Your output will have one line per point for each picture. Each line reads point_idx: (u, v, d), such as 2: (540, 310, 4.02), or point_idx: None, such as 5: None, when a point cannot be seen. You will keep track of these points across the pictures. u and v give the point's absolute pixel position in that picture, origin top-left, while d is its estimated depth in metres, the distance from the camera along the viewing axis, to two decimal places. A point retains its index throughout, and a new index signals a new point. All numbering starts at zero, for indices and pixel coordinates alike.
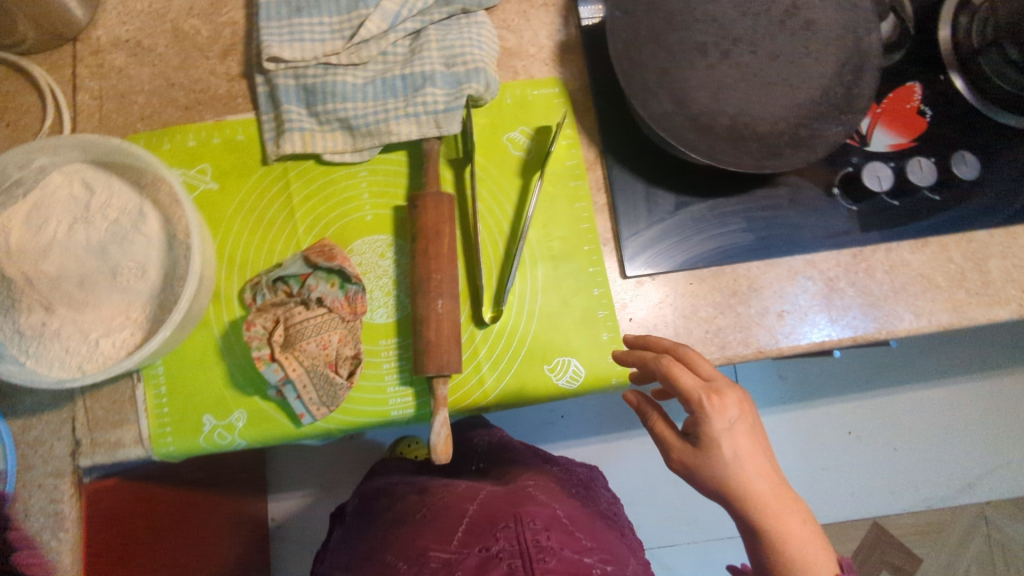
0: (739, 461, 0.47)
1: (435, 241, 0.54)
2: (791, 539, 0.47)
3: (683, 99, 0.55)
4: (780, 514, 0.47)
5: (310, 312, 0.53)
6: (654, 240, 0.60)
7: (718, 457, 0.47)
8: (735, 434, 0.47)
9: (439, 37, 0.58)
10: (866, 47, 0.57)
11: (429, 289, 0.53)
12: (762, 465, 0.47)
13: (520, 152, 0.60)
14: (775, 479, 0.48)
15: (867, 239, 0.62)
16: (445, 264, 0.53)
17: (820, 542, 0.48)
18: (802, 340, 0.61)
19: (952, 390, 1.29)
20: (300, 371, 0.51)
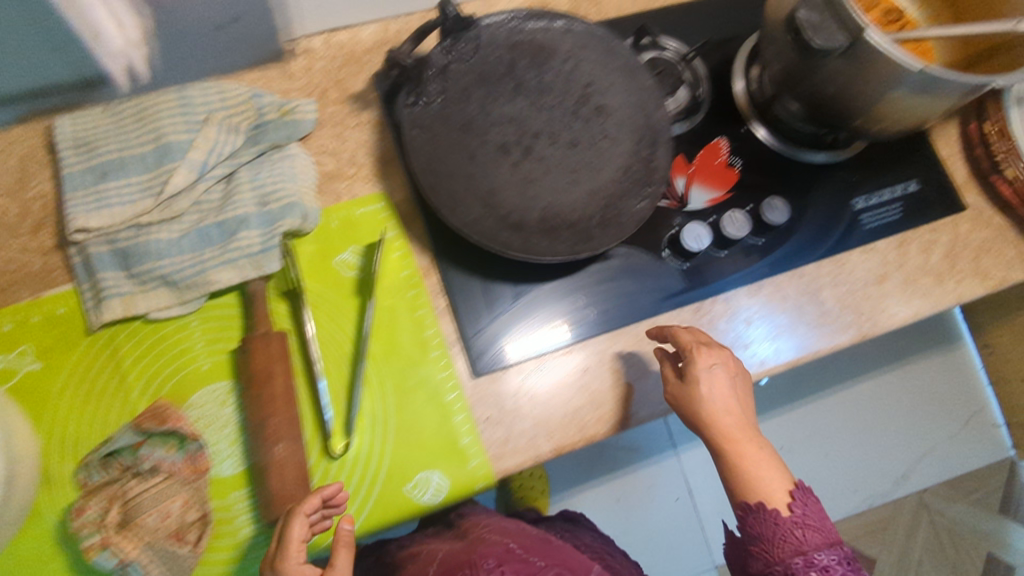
0: (714, 397, 0.56)
1: (266, 385, 0.53)
2: (749, 466, 0.56)
3: (492, 201, 0.57)
4: (737, 441, 0.56)
5: (146, 483, 0.52)
6: (498, 334, 0.61)
7: (695, 390, 0.56)
8: (714, 375, 0.56)
9: (252, 177, 0.59)
10: (656, 122, 0.61)
11: (267, 435, 0.53)
12: (732, 403, 0.56)
13: (353, 272, 0.61)
14: (742, 417, 0.57)
15: (704, 294, 0.64)
16: (281, 406, 0.53)
17: (777, 468, 0.56)
18: (659, 405, 0.61)
19: (867, 390, 1.37)
20: (141, 549, 0.52)
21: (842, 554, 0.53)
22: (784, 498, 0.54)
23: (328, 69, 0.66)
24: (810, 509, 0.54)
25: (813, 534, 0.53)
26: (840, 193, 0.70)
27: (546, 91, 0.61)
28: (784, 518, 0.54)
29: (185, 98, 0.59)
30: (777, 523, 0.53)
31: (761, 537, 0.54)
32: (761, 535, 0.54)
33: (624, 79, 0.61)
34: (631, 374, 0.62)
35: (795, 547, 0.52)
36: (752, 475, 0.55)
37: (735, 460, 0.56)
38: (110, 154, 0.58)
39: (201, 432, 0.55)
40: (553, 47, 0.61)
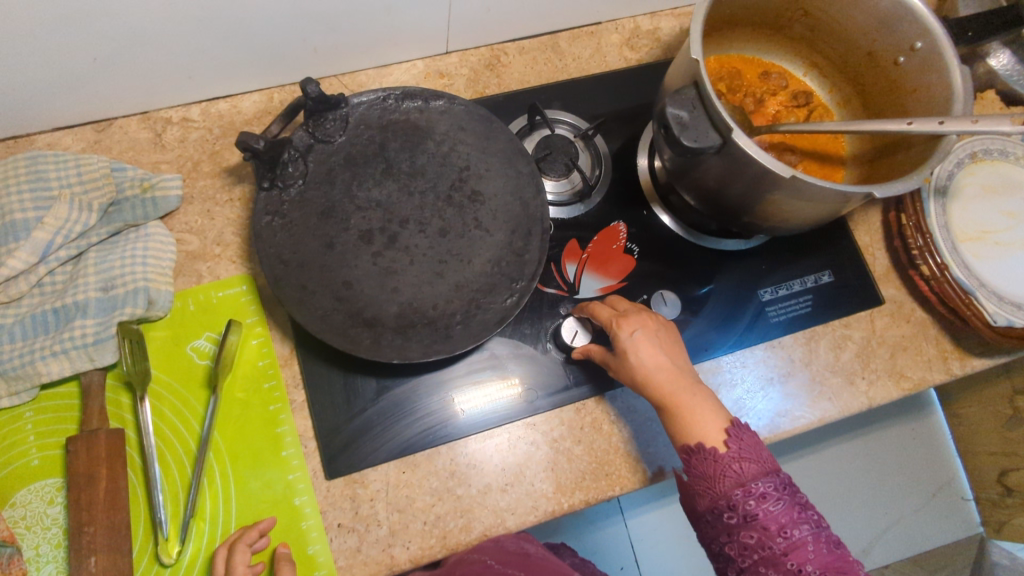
0: (644, 360, 0.53)
1: (88, 490, 0.49)
2: (686, 414, 0.51)
3: (346, 294, 0.53)
4: (675, 394, 0.52)
5: None
6: (359, 432, 0.56)
7: (624, 359, 0.54)
8: (638, 341, 0.54)
9: (99, 259, 0.56)
10: (534, 210, 0.57)
11: (81, 547, 0.48)
12: (662, 360, 0.53)
13: (206, 361, 0.57)
14: (676, 369, 0.53)
15: (587, 393, 0.60)
16: (100, 515, 0.49)
17: (711, 407, 0.52)
18: (531, 514, 0.57)
19: (837, 453, 1.17)
20: None
21: (780, 481, 0.48)
22: (721, 435, 0.50)
23: (203, 140, 0.63)
24: (748, 443, 0.50)
25: (751, 465, 0.49)
26: (745, 284, 0.65)
27: (417, 174, 0.57)
28: (724, 453, 0.49)
29: (37, 172, 0.57)
30: (716, 459, 0.49)
31: (703, 476, 0.50)
32: (704, 477, 0.50)
33: (502, 163, 0.58)
34: (503, 478, 0.57)
35: (734, 480, 0.48)
36: (692, 424, 0.51)
37: (677, 412, 0.52)
38: None
39: (20, 535, 0.51)
40: (429, 127, 0.58)
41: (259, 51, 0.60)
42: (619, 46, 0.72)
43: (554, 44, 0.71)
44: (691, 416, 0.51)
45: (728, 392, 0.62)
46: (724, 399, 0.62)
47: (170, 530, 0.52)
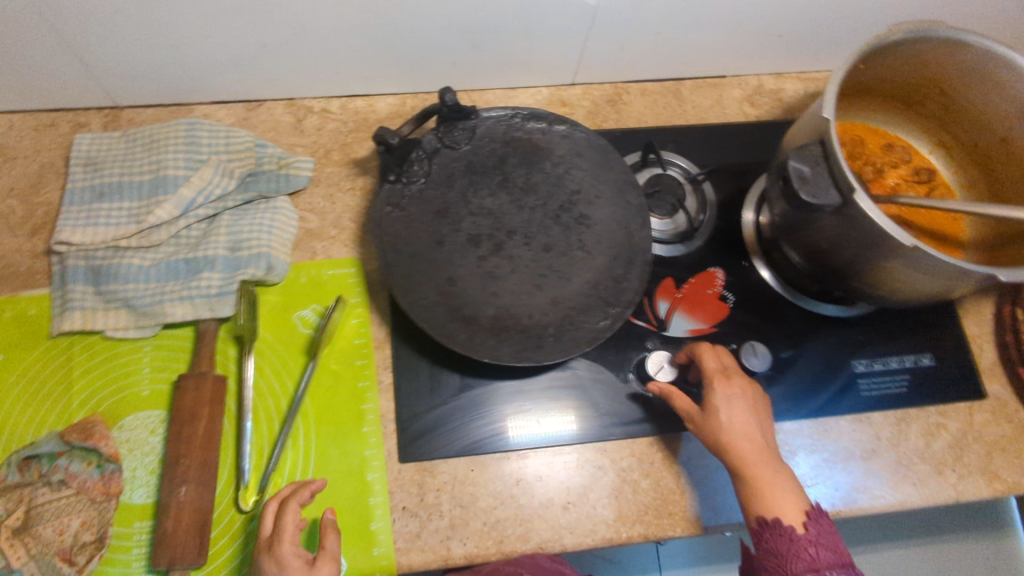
0: (731, 424, 0.53)
1: (190, 425, 0.54)
2: (766, 488, 0.51)
3: (448, 290, 0.56)
4: (756, 466, 0.51)
5: (54, 494, 0.53)
6: (434, 422, 0.59)
7: (714, 419, 0.53)
8: (730, 402, 0.54)
9: (231, 222, 0.61)
10: (637, 241, 0.58)
11: (175, 475, 0.53)
12: (751, 429, 0.53)
13: (309, 331, 0.61)
14: (761, 441, 0.53)
15: (662, 429, 0.60)
16: (197, 450, 0.53)
17: (791, 487, 0.51)
18: (588, 536, 0.57)
19: None
20: (26, 559, 0.50)
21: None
22: (800, 517, 0.49)
23: (337, 131, 0.68)
24: (827, 532, 0.49)
25: (826, 553, 0.48)
26: (838, 351, 0.64)
27: (531, 190, 0.60)
28: (803, 535, 0.49)
29: (192, 137, 0.63)
30: (791, 539, 0.49)
31: (774, 553, 0.49)
32: (774, 554, 0.49)
33: (613, 192, 0.60)
34: (565, 496, 0.58)
35: (807, 565, 0.47)
36: (770, 501, 0.50)
37: (755, 485, 0.51)
38: (112, 176, 0.61)
39: (123, 456, 0.56)
40: (549, 148, 0.61)
41: (405, 58, 0.65)
42: (739, 101, 0.74)
43: (676, 91, 0.73)
44: (771, 491, 0.50)
45: (806, 455, 0.61)
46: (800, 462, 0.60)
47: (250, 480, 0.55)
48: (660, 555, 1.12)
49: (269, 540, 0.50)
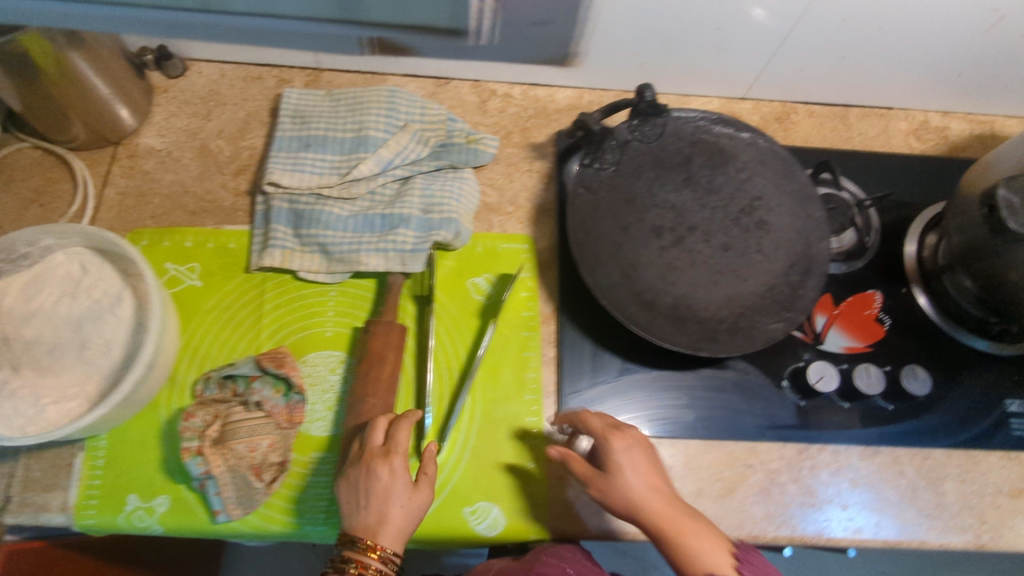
0: (631, 482, 0.51)
1: (378, 366, 0.56)
2: (689, 549, 0.49)
3: (631, 274, 0.58)
4: (675, 524, 0.50)
5: (247, 413, 0.55)
6: (596, 400, 0.61)
7: (619, 480, 0.52)
8: (630, 456, 0.52)
9: (424, 186, 0.64)
10: (816, 253, 0.60)
11: (361, 413, 0.55)
12: (657, 482, 0.52)
13: (481, 297, 0.64)
14: (667, 496, 0.52)
15: (814, 437, 0.61)
16: (382, 390, 0.56)
17: (717, 540, 0.50)
18: (735, 530, 0.58)
19: None
20: (223, 469, 0.54)
21: None
22: (732, 562, 0.49)
23: (518, 115, 0.71)
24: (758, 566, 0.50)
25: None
26: (992, 388, 0.64)
27: (714, 191, 0.62)
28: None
29: (392, 102, 0.67)
30: None
31: None
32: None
33: (793, 203, 0.62)
34: (713, 489, 0.59)
35: None
36: (687, 556, 0.49)
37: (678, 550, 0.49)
38: (317, 130, 0.65)
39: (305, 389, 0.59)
40: (733, 153, 0.64)
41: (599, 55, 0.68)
42: (905, 133, 0.75)
43: (843, 116, 0.76)
44: (689, 542, 0.49)
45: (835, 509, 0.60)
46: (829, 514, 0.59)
47: (430, 429, 0.58)
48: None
49: (380, 449, 0.52)
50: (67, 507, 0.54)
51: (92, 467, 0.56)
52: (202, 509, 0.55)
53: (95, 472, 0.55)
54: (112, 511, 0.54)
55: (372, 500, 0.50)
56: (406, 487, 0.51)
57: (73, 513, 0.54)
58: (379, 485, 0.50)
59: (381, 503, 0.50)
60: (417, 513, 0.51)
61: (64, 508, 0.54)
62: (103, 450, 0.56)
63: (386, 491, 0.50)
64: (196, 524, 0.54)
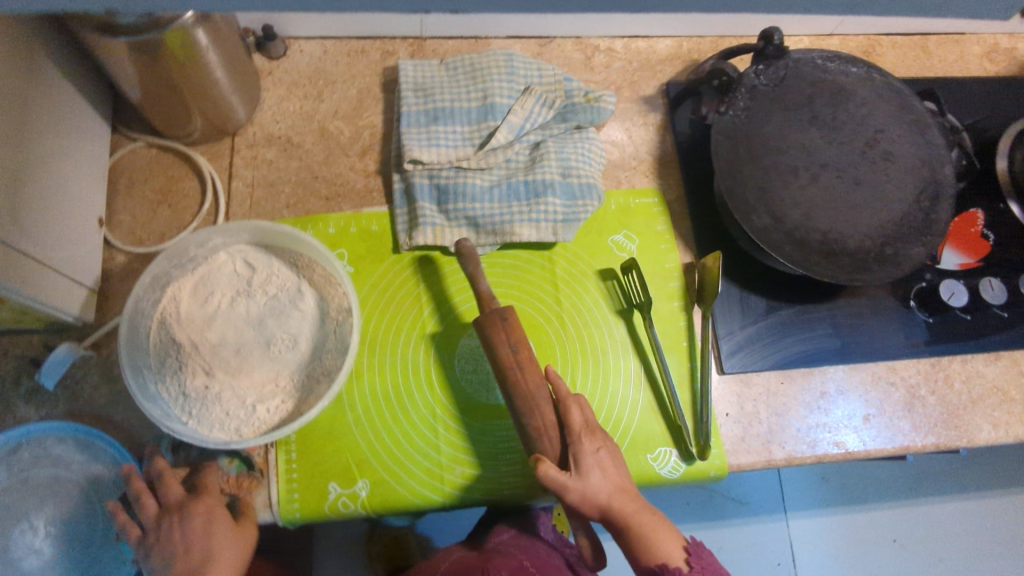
0: (608, 484, 0.52)
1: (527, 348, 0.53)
2: (645, 539, 0.53)
3: (779, 216, 0.61)
4: (635, 518, 0.53)
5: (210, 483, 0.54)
6: (748, 340, 0.64)
7: (590, 483, 0.52)
8: (603, 461, 0.52)
9: (557, 149, 0.64)
10: (940, 178, 0.63)
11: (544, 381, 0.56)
12: (620, 480, 0.53)
13: (624, 253, 0.65)
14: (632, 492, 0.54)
15: (945, 350, 0.66)
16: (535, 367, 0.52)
17: (668, 528, 0.55)
18: (888, 444, 0.63)
19: None
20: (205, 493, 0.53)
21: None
22: (683, 555, 0.54)
23: (624, 69, 0.72)
24: (706, 560, 0.55)
25: None
26: None
27: (839, 128, 0.64)
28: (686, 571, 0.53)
29: (511, 66, 0.66)
30: None
31: None
32: None
33: (913, 133, 0.65)
34: (863, 408, 0.64)
35: None
36: (652, 548, 0.53)
37: (644, 541, 0.53)
38: (443, 102, 0.64)
39: (476, 359, 0.60)
40: (851, 90, 0.66)
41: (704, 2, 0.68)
42: (979, 57, 0.79)
43: (923, 45, 0.78)
44: (657, 540, 0.53)
45: (909, 425, 0.63)
46: (897, 432, 0.63)
47: (609, 388, 0.62)
48: (785, 497, 1.13)
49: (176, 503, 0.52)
50: (272, 505, 0.54)
51: (286, 461, 0.56)
52: (403, 487, 0.56)
53: (291, 465, 0.55)
54: (317, 502, 0.55)
55: (189, 545, 0.50)
56: (221, 524, 0.52)
57: (279, 509, 0.54)
58: (193, 527, 0.51)
59: (201, 543, 0.50)
60: (241, 548, 0.52)
61: (270, 505, 0.54)
62: (295, 444, 0.56)
63: (205, 527, 0.51)
64: (402, 502, 0.55)
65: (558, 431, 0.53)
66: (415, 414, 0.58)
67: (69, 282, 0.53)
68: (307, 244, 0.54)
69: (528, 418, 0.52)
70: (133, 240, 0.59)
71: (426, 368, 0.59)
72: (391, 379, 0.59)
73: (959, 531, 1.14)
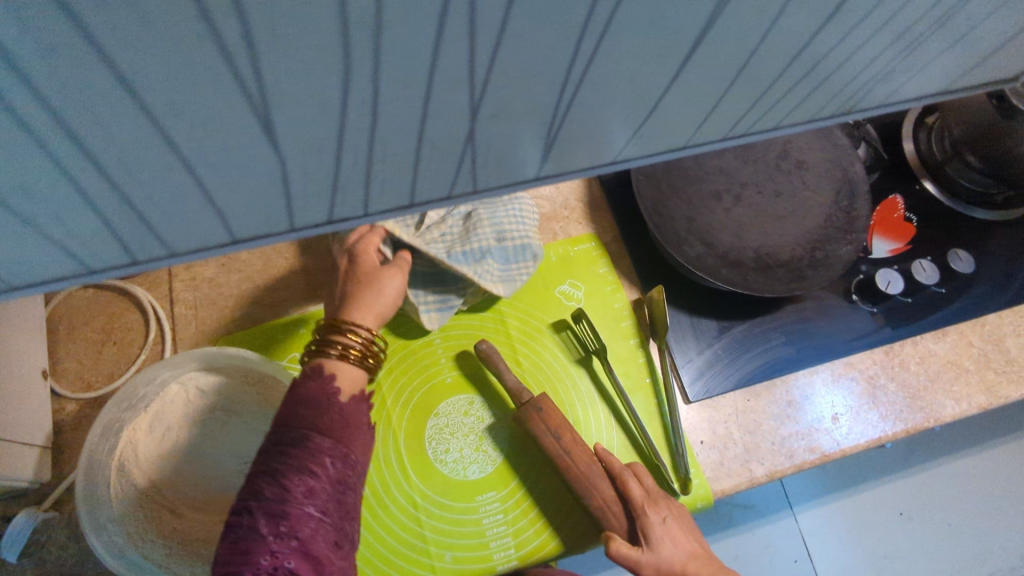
0: (677, 551, 0.51)
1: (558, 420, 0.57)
2: None
3: (710, 241, 0.63)
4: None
5: None
6: (707, 364, 0.65)
7: (661, 551, 0.50)
8: (670, 527, 0.51)
9: (490, 214, 0.63)
10: (853, 176, 0.66)
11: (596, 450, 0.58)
12: (690, 542, 0.52)
13: (573, 302, 0.67)
14: (705, 554, 0.52)
15: (895, 336, 0.68)
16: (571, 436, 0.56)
17: None
18: (861, 439, 0.64)
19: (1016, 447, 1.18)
20: None
21: None
22: None
23: None
24: None
25: None
26: (1014, 248, 0.73)
27: (749, 146, 0.67)
28: None
29: None
30: None
31: None
32: None
33: (819, 138, 0.68)
34: (830, 408, 0.65)
35: None
36: None
37: None
38: None
39: (447, 438, 0.60)
40: None
41: None
42: None
43: None
44: None
45: (876, 416, 0.65)
46: (866, 425, 0.65)
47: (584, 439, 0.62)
48: (787, 494, 1.13)
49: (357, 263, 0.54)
50: None
51: None
52: None
53: None
54: None
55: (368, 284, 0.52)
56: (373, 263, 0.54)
57: None
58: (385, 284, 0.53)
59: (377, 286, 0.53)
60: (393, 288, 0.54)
61: None
62: None
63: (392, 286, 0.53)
64: None
65: (621, 506, 0.54)
66: (405, 503, 0.58)
67: (21, 447, 0.52)
68: (241, 361, 0.54)
69: (587, 497, 0.54)
70: (81, 387, 0.58)
71: (400, 456, 0.59)
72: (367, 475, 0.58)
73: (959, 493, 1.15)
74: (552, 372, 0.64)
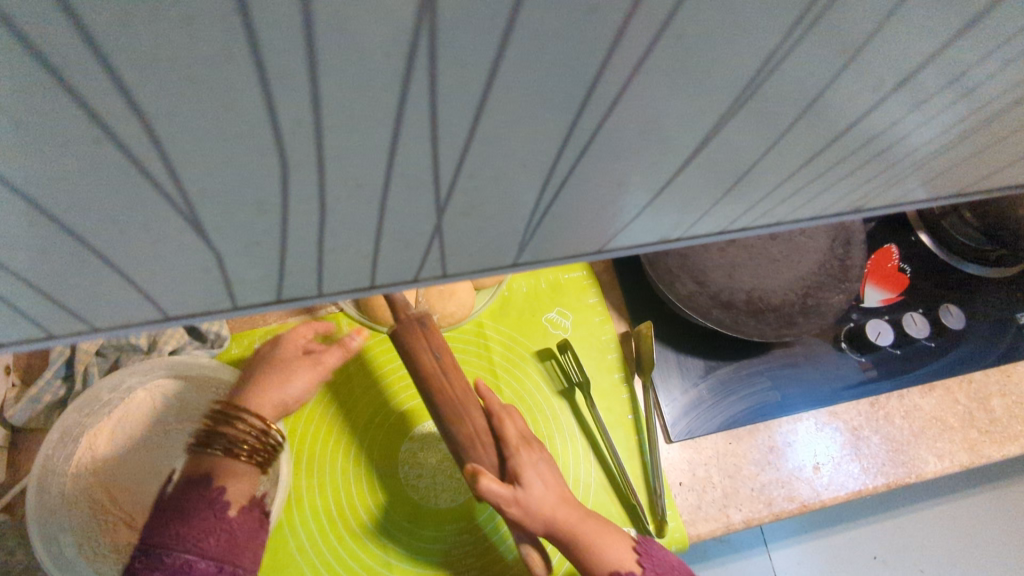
0: (545, 492, 0.48)
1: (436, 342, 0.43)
2: (596, 546, 0.48)
3: (702, 280, 0.62)
4: (582, 525, 0.48)
5: None
6: (690, 404, 0.64)
7: (534, 491, 0.46)
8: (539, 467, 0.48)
9: None
10: (850, 224, 0.66)
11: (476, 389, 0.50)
12: (557, 486, 0.49)
13: (560, 331, 0.66)
14: (570, 500, 0.50)
15: (882, 388, 0.67)
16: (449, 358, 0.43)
17: (616, 532, 0.50)
18: (842, 491, 0.63)
19: None
20: None
21: None
22: (632, 556, 0.48)
23: None
24: (656, 558, 0.50)
25: None
26: (1005, 307, 0.72)
27: None
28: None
29: None
30: None
31: None
32: None
33: None
34: (813, 457, 0.64)
35: None
36: (605, 559, 0.48)
37: (592, 546, 0.48)
38: None
39: (420, 463, 0.58)
40: None
41: None
42: None
43: None
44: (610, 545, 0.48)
45: (857, 467, 0.64)
46: (847, 476, 0.63)
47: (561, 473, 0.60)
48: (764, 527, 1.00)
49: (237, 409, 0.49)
50: None
51: None
52: None
53: None
54: None
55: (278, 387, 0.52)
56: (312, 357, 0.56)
57: None
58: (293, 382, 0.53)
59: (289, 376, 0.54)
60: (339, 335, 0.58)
61: None
62: None
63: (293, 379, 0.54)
64: None
65: (494, 440, 0.46)
66: (370, 529, 0.56)
67: None
68: (195, 370, 0.54)
69: (455, 429, 0.42)
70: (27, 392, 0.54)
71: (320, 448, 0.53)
72: (332, 497, 0.56)
73: (954, 537, 1.03)
74: (533, 402, 0.63)
